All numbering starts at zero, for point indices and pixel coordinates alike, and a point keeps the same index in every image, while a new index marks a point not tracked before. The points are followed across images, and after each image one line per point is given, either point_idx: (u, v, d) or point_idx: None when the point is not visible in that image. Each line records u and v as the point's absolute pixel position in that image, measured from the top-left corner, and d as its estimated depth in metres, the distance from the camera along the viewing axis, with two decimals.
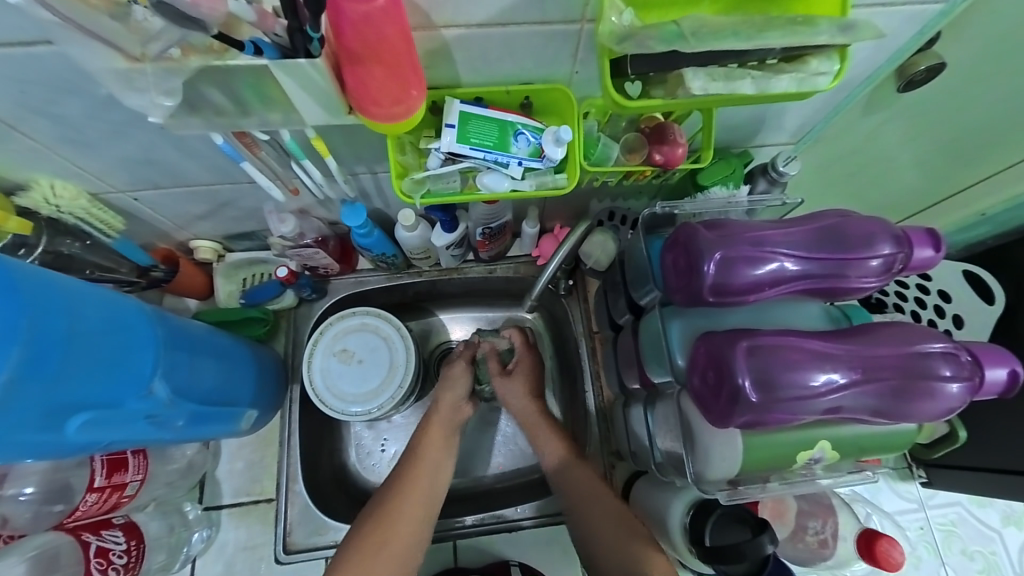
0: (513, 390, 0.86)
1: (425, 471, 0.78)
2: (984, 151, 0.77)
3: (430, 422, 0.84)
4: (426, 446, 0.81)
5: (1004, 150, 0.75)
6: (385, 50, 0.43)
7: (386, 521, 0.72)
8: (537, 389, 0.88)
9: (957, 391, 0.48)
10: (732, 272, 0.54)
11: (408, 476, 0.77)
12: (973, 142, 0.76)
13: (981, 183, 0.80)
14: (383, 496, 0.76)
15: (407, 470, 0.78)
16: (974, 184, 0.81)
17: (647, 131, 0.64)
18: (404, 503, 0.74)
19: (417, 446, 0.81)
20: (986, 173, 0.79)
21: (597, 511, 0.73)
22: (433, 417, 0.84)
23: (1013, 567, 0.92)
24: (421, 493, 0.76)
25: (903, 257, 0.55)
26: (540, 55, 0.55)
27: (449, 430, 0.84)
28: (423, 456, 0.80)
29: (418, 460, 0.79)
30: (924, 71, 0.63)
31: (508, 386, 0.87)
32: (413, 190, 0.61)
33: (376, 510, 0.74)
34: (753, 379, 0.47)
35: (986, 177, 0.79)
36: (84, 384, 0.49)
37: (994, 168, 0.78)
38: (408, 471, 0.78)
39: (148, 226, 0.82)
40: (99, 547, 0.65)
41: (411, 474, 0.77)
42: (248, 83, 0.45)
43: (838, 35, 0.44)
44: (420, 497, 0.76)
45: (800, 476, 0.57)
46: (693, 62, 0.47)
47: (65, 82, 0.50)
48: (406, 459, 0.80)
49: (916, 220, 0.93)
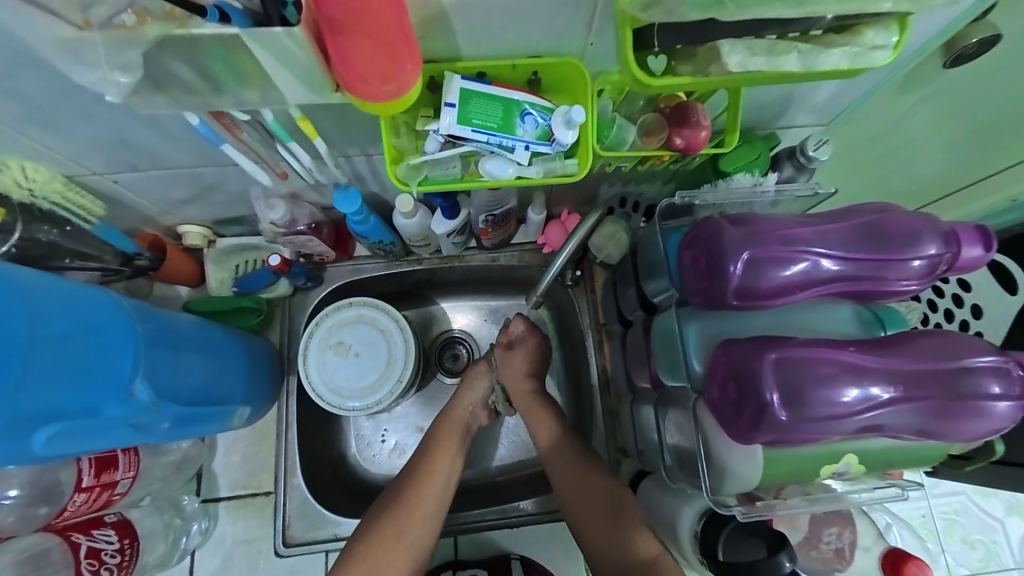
0: (513, 368, 0.85)
1: (440, 468, 0.76)
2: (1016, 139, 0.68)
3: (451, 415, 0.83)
4: (443, 437, 0.80)
5: (1009, 150, 0.69)
6: (370, 17, 0.37)
7: (405, 510, 0.71)
8: (538, 370, 0.87)
9: (1006, 411, 0.44)
10: (759, 275, 0.49)
11: (424, 471, 0.76)
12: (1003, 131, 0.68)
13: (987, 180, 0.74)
14: (401, 485, 0.74)
15: (425, 458, 0.77)
16: (991, 176, 0.73)
17: (667, 110, 0.58)
18: (421, 498, 0.73)
19: (432, 441, 0.79)
20: (996, 170, 0.72)
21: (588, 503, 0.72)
22: (450, 412, 0.83)
23: (1013, 558, 0.90)
24: (434, 490, 0.74)
25: (950, 258, 0.50)
26: (550, 25, 0.49)
27: (464, 428, 0.82)
28: (439, 452, 0.78)
29: (434, 452, 0.78)
30: (975, 44, 0.55)
31: (507, 362, 0.85)
32: (410, 176, 0.56)
33: (391, 501, 0.73)
34: (781, 394, 0.43)
35: (994, 173, 0.73)
36: (48, 392, 0.45)
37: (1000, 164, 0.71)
38: (425, 467, 0.76)
39: (131, 211, 0.78)
40: (90, 548, 0.65)
41: (427, 464, 0.76)
42: (219, 56, 0.39)
43: (902, 2, 0.39)
44: (435, 493, 0.74)
45: (825, 492, 0.53)
46: (730, 33, 0.41)
47: (15, 53, 0.45)
48: (423, 455, 0.78)
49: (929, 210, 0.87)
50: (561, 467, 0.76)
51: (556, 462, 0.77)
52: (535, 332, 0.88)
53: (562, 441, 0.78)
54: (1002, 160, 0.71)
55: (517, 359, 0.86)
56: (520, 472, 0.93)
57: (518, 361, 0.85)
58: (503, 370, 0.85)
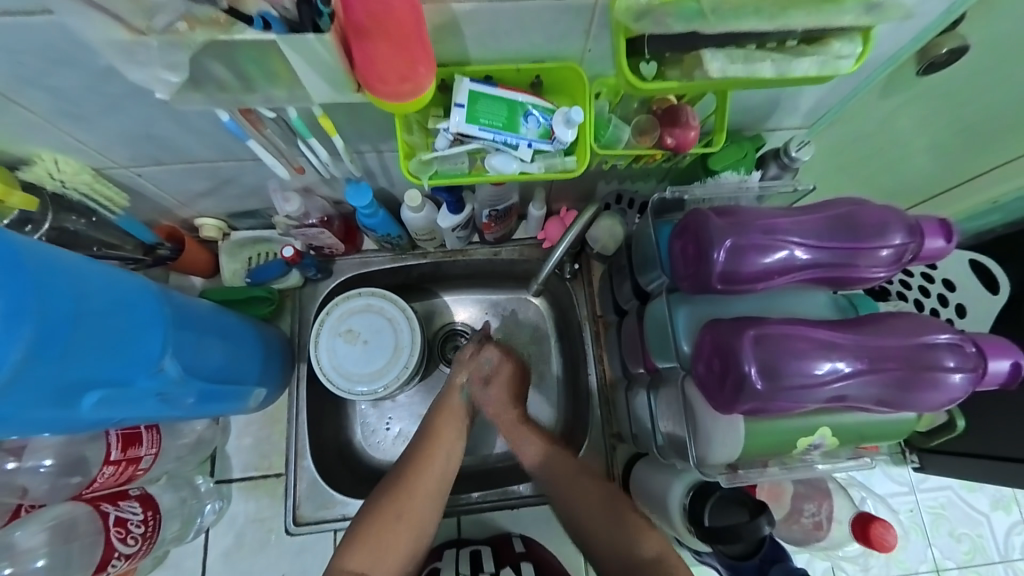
0: (493, 399, 0.87)
1: (418, 496, 0.76)
2: (1003, 141, 0.72)
3: (437, 430, 0.82)
4: (442, 423, 0.83)
5: (990, 150, 0.74)
6: (392, 24, 0.42)
7: (402, 494, 0.75)
8: (519, 394, 0.89)
9: (961, 382, 0.48)
10: (742, 260, 0.54)
11: (420, 460, 0.79)
12: (987, 133, 0.72)
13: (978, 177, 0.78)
14: (400, 469, 0.78)
15: (423, 444, 0.81)
16: (978, 176, 0.78)
17: (659, 112, 0.63)
18: (417, 484, 0.76)
19: (432, 427, 0.83)
20: (988, 167, 0.76)
21: (586, 491, 0.77)
22: (446, 400, 0.86)
23: (997, 550, 0.95)
24: (410, 521, 0.74)
25: (915, 247, 0.55)
26: (551, 31, 0.53)
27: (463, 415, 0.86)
28: (437, 438, 0.81)
29: (433, 438, 0.81)
30: (946, 53, 0.61)
31: (485, 395, 0.87)
32: (421, 171, 0.61)
33: (391, 483, 0.77)
34: (758, 366, 0.48)
35: (984, 172, 0.77)
36: (92, 363, 0.49)
37: (992, 163, 0.75)
38: (422, 452, 0.80)
39: (151, 203, 0.82)
40: (117, 518, 0.68)
41: (425, 449, 0.80)
42: (252, 58, 0.44)
43: (863, 15, 0.43)
44: (432, 479, 0.78)
45: (800, 461, 0.58)
46: (712, 42, 0.46)
47: (64, 52, 0.49)
48: (422, 439, 0.82)
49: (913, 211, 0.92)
50: (558, 467, 0.80)
51: (554, 470, 0.80)
52: (509, 359, 0.89)
53: (555, 453, 0.81)
54: (987, 160, 0.75)
55: (494, 392, 0.87)
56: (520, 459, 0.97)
57: (498, 390, 0.87)
58: (481, 398, 0.87)
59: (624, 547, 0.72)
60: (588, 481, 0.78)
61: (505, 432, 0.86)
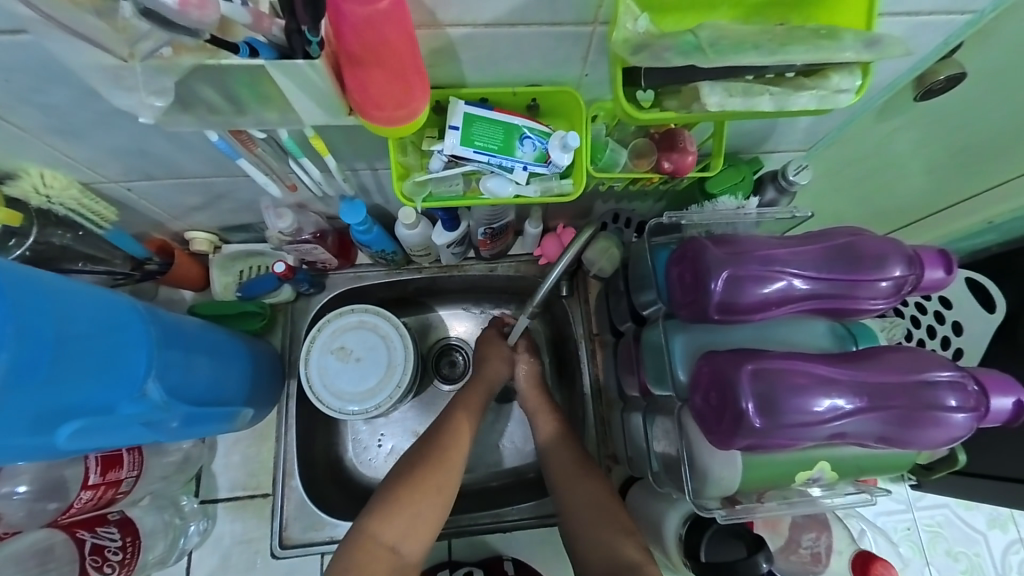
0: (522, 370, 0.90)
1: (453, 466, 0.75)
2: (1000, 158, 0.72)
3: (466, 403, 0.83)
4: (472, 393, 0.85)
5: (981, 171, 0.75)
6: (386, 53, 0.41)
7: (437, 460, 0.74)
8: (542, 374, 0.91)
9: (962, 421, 0.48)
10: (740, 291, 0.53)
11: (453, 430, 0.79)
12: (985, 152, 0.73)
13: (968, 201, 0.79)
14: (432, 439, 0.77)
15: (456, 415, 0.81)
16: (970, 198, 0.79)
17: (657, 137, 0.62)
18: (451, 453, 0.76)
19: (462, 398, 0.84)
20: (979, 190, 0.78)
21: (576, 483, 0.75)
22: (481, 372, 0.87)
23: (994, 569, 0.94)
24: (446, 495, 0.73)
25: (914, 279, 0.54)
26: (550, 56, 0.52)
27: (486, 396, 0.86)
28: (465, 410, 0.82)
29: (463, 408, 0.82)
30: (943, 81, 0.60)
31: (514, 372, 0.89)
32: (415, 192, 0.59)
33: (424, 454, 0.75)
34: (756, 402, 0.47)
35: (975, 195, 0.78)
36: (74, 389, 0.48)
37: (987, 184, 0.76)
38: (455, 423, 0.80)
39: (142, 216, 0.80)
40: (94, 545, 0.66)
41: (457, 419, 0.80)
42: (243, 81, 0.43)
43: (863, 51, 0.42)
44: (462, 449, 0.78)
45: (800, 495, 0.57)
46: (711, 75, 0.45)
47: (52, 70, 0.48)
48: (455, 411, 0.82)
49: (905, 233, 0.93)
50: (558, 457, 0.79)
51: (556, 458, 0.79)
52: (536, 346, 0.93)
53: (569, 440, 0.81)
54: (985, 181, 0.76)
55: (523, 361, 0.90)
56: (515, 479, 0.95)
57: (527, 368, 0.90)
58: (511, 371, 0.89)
59: (607, 543, 0.67)
60: (577, 473, 0.76)
61: (526, 401, 0.88)
